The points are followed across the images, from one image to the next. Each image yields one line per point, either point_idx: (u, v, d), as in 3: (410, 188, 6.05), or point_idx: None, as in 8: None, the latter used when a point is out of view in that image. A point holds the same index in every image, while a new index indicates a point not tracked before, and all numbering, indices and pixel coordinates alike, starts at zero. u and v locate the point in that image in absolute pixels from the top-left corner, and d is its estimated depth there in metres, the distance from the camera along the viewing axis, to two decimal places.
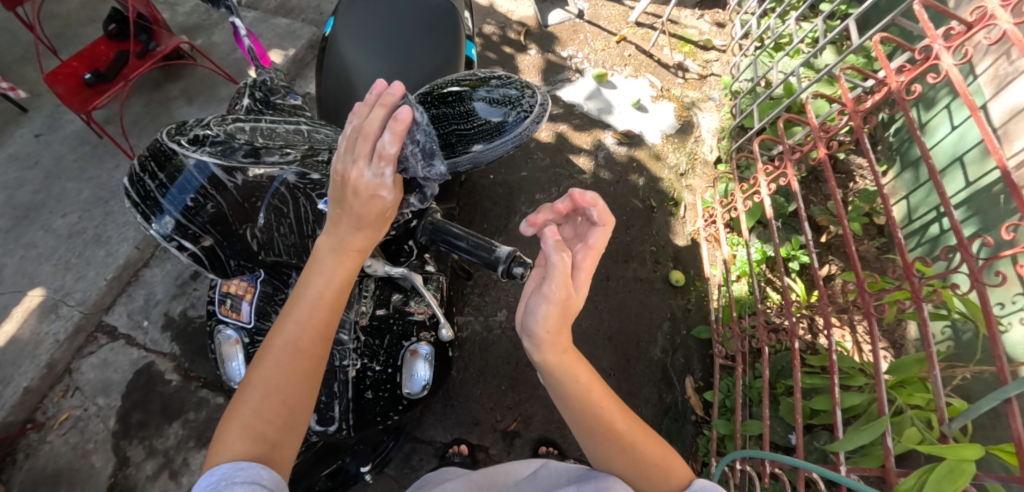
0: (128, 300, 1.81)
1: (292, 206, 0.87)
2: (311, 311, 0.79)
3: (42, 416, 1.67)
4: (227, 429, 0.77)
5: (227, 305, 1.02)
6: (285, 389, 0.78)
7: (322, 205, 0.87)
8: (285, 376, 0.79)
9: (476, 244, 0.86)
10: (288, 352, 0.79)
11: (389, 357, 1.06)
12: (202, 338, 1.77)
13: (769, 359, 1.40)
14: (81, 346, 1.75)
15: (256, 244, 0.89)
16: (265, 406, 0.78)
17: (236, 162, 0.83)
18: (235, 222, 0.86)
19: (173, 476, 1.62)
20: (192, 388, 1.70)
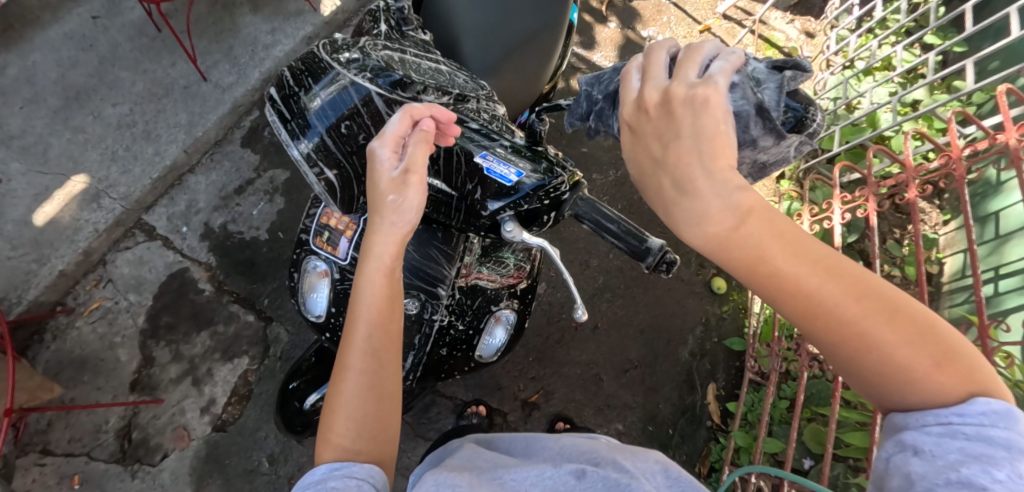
0: (170, 203, 1.80)
1: (443, 153, 0.80)
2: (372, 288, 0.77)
3: (73, 301, 1.69)
4: (338, 417, 0.78)
5: (324, 237, 0.98)
6: (374, 369, 0.78)
7: (480, 158, 0.79)
8: (370, 351, 0.78)
9: (629, 231, 0.79)
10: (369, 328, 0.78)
11: (473, 319, 1.01)
12: (239, 255, 1.75)
13: (801, 388, 1.39)
14: (118, 240, 1.75)
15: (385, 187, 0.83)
16: (369, 385, 0.78)
17: (396, 95, 0.78)
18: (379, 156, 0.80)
19: (195, 383, 1.63)
20: (223, 302, 1.70)
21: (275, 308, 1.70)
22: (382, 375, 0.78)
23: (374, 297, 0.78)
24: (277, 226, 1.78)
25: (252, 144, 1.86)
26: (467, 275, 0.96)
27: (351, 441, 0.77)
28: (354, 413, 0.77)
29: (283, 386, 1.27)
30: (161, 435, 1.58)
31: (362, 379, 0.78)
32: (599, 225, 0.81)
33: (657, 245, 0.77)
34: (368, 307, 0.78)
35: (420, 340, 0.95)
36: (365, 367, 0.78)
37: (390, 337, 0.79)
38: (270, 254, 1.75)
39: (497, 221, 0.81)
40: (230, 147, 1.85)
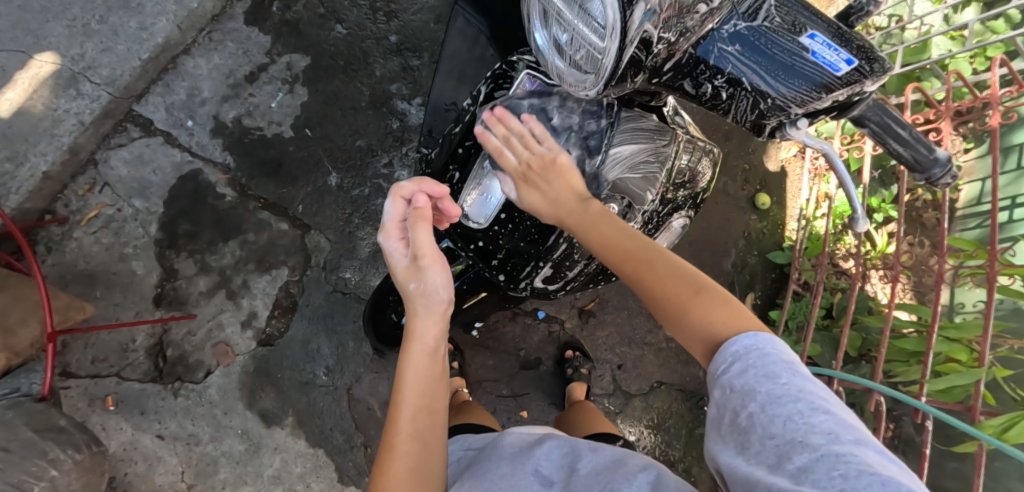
0: (166, 91, 1.54)
1: (756, 54, 0.73)
2: (415, 376, 0.82)
3: (65, 209, 1.46)
4: None
5: (519, 124, 0.90)
6: (418, 445, 0.82)
7: (806, 42, 0.71)
8: (416, 428, 0.82)
9: (915, 137, 0.78)
10: (418, 411, 0.82)
11: (649, 227, 1.02)
12: (261, 154, 1.56)
13: (854, 299, 1.45)
14: (108, 135, 1.50)
15: (675, 65, 0.73)
16: (416, 465, 0.82)
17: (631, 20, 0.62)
18: (685, 23, 0.67)
19: (229, 296, 1.50)
20: (250, 209, 1.54)
21: (311, 215, 1.55)
22: (425, 456, 0.82)
23: (417, 374, 0.82)
24: (300, 122, 1.59)
25: (259, 22, 1.60)
26: (665, 185, 0.97)
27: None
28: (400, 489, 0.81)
29: (381, 292, 1.21)
30: (201, 352, 1.47)
31: (405, 458, 0.81)
32: (887, 129, 0.78)
33: (945, 156, 0.78)
34: (411, 386, 0.82)
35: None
36: (409, 449, 0.81)
37: (429, 410, 0.83)
38: (298, 153, 1.57)
39: (781, 123, 0.79)
40: (231, 24, 1.58)
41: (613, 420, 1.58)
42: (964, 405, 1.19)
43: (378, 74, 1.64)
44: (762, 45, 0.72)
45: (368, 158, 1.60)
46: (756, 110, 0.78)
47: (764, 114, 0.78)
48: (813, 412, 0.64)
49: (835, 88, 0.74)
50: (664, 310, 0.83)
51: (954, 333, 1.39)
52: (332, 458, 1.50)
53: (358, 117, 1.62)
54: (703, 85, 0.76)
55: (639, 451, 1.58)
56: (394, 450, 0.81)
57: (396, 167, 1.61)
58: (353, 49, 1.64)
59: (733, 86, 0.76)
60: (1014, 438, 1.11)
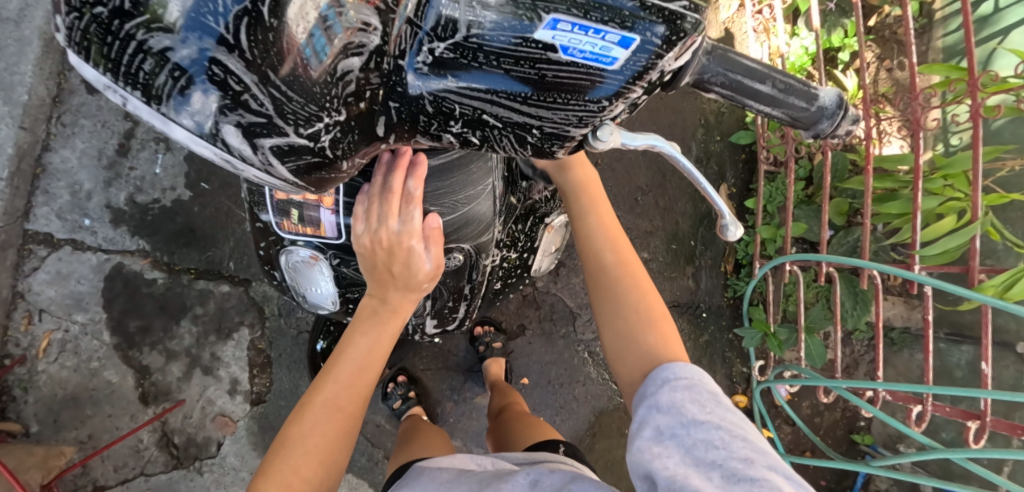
0: (48, 197, 1.45)
1: (485, 75, 0.46)
2: (369, 352, 0.77)
3: (18, 349, 1.45)
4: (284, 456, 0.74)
5: (297, 215, 0.84)
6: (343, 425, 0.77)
7: (548, 33, 0.43)
8: (349, 400, 0.77)
9: (786, 87, 0.55)
10: (355, 378, 0.77)
11: (526, 241, 0.98)
12: (170, 225, 1.47)
13: (829, 166, 1.29)
14: (18, 264, 1.44)
15: (384, 125, 0.51)
16: (325, 441, 0.76)
17: (265, 137, 0.45)
18: (338, 96, 0.45)
19: (207, 372, 1.48)
20: (186, 282, 1.47)
21: (246, 268, 1.49)
22: (348, 426, 0.78)
23: (368, 354, 0.77)
24: (194, 176, 1.47)
25: (102, 87, 1.46)
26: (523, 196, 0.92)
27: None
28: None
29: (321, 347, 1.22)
30: (204, 429, 1.48)
31: (325, 419, 0.76)
32: (740, 89, 0.55)
33: (832, 100, 0.56)
34: (357, 352, 0.77)
35: (472, 287, 0.88)
36: (337, 410, 0.76)
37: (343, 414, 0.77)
38: (205, 211, 1.47)
39: (578, 142, 0.54)
40: (76, 98, 1.45)
41: None
42: (960, 267, 1.08)
43: None
44: (485, 63, 0.45)
45: None
46: (528, 146, 0.53)
47: (541, 146, 0.53)
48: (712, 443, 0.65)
49: (620, 90, 0.47)
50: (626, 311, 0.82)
51: (944, 173, 1.24)
52: (363, 478, 1.49)
53: None
54: (440, 136, 0.53)
55: None
56: (320, 402, 0.76)
57: None
58: None
59: (479, 129, 0.51)
60: (1017, 296, 1.02)
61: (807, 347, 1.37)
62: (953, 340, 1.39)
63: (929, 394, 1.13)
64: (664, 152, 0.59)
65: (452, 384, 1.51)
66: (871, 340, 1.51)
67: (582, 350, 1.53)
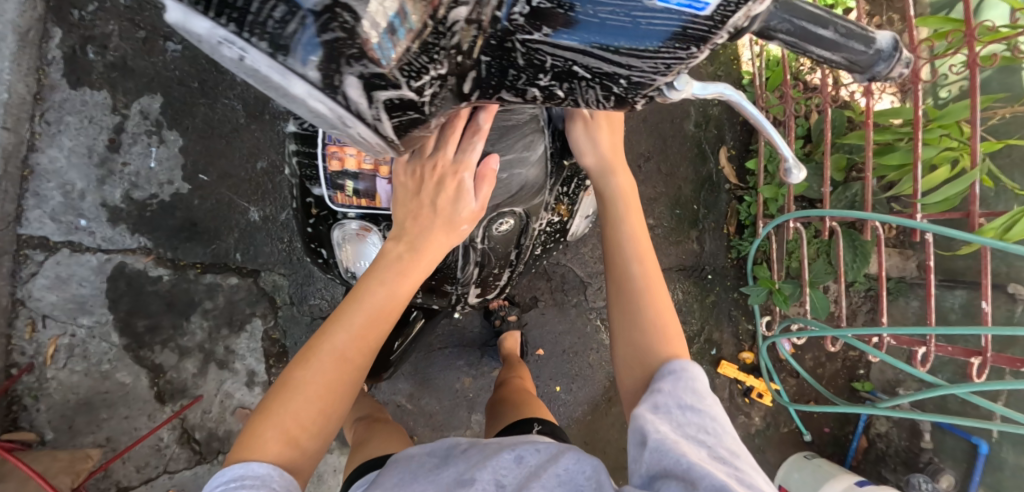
0: (39, 199, 1.40)
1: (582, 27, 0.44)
2: (369, 314, 0.81)
3: (24, 357, 1.41)
4: (279, 408, 0.79)
5: (351, 187, 0.89)
6: (336, 385, 0.80)
7: None
8: (346, 358, 0.80)
9: (848, 32, 0.51)
10: (353, 339, 0.80)
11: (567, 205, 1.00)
12: (171, 220, 1.43)
13: (829, 123, 1.32)
14: (14, 271, 1.40)
15: (472, 80, 0.50)
16: (316, 399, 0.80)
17: (380, 94, 0.46)
18: (445, 49, 0.45)
19: (222, 366, 1.47)
20: (192, 277, 1.44)
21: (253, 259, 1.45)
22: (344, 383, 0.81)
23: (365, 315, 0.81)
24: (191, 169, 1.43)
25: (84, 81, 1.40)
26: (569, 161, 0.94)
27: (270, 457, 0.78)
28: (288, 446, 0.79)
29: None
30: (225, 422, 1.47)
31: (323, 373, 0.80)
32: (804, 36, 0.50)
33: (889, 41, 0.52)
34: (359, 312, 0.81)
35: (518, 252, 0.96)
36: (336, 365, 0.80)
37: (344, 372, 0.81)
38: (206, 204, 1.44)
39: (656, 93, 0.53)
40: (58, 95, 1.39)
41: None
42: (961, 212, 1.12)
43: (241, 79, 1.43)
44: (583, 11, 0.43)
45: (278, 176, 1.45)
46: (612, 97, 0.52)
47: (624, 96, 0.52)
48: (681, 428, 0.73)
49: (710, 36, 0.45)
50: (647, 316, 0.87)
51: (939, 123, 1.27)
52: None
53: (245, 136, 1.44)
54: (525, 90, 0.51)
55: None
56: (320, 353, 0.80)
57: None
58: (197, 64, 1.42)
59: (567, 80, 0.50)
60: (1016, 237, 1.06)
61: (811, 300, 1.41)
62: (948, 284, 1.45)
63: (932, 336, 1.19)
64: (734, 101, 0.57)
65: (470, 360, 1.53)
66: (869, 289, 1.57)
67: (594, 318, 1.56)
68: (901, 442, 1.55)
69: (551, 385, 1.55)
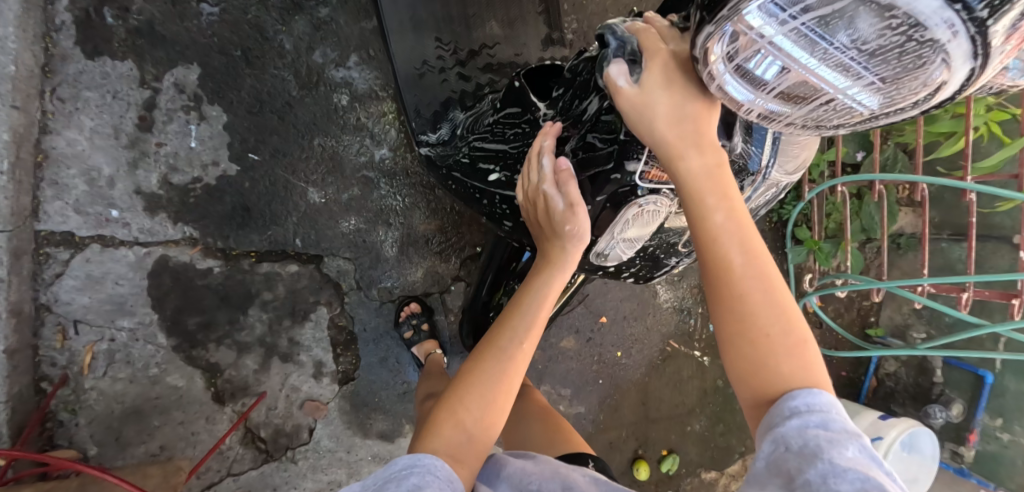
0: (59, 189, 1.22)
1: None
2: (535, 315, 0.85)
3: (57, 368, 1.26)
4: (469, 399, 0.80)
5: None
6: (513, 379, 0.83)
7: None
8: (518, 354, 0.84)
9: None
10: (527, 335, 0.84)
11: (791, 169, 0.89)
12: (219, 207, 1.30)
13: None
14: (38, 272, 1.22)
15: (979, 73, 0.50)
16: (498, 392, 0.81)
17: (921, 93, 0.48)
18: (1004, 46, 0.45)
19: (285, 359, 1.38)
20: (247, 267, 1.33)
21: (315, 244, 1.36)
22: (515, 374, 0.83)
23: (535, 316, 0.85)
24: (238, 148, 1.29)
25: (104, 49, 1.21)
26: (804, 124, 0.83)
27: (442, 447, 0.76)
28: (461, 431, 0.78)
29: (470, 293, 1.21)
30: (293, 417, 1.40)
31: (502, 362, 0.82)
32: None
33: None
34: (528, 310, 0.85)
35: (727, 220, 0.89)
36: (514, 359, 0.83)
37: (514, 370, 0.83)
38: (257, 187, 1.31)
39: None
40: (72, 67, 1.20)
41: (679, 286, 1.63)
42: (1012, 175, 1.28)
43: (289, 47, 1.29)
44: None
45: (337, 154, 1.34)
46: None
47: None
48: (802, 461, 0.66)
49: None
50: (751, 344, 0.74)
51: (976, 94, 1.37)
52: None
53: (299, 110, 1.32)
54: None
55: None
56: (501, 347, 0.83)
57: (372, 149, 1.36)
58: (239, 29, 1.26)
59: None
60: None
61: (852, 258, 1.52)
62: None
63: (973, 285, 1.32)
64: None
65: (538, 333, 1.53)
66: None
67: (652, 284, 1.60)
68: (909, 379, 1.64)
69: (613, 352, 1.58)
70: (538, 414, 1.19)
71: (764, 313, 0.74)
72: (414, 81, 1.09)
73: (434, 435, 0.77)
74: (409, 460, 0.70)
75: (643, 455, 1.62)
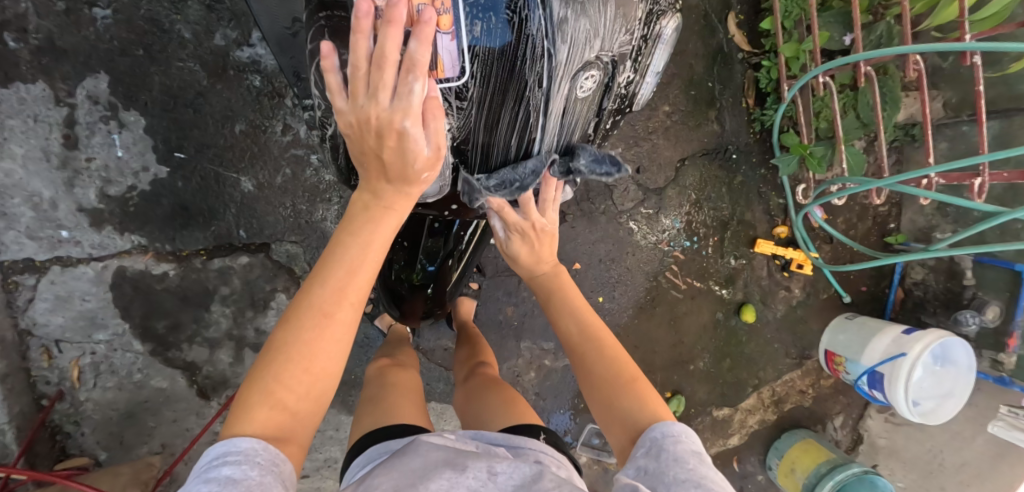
0: (9, 219, 1.26)
1: None
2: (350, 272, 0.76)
3: (50, 385, 1.33)
4: (274, 366, 0.74)
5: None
6: (330, 346, 0.76)
7: None
8: (336, 315, 0.75)
9: None
10: (343, 292, 0.76)
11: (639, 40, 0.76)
12: (159, 211, 1.32)
13: None
14: (10, 300, 1.28)
15: None
16: (313, 361, 0.75)
17: None
18: None
19: (257, 348, 1.42)
20: (200, 266, 1.36)
21: (259, 232, 1.37)
22: (331, 345, 0.76)
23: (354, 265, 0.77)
24: (164, 149, 1.30)
25: (14, 75, 1.21)
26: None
27: (257, 428, 0.72)
28: (280, 412, 0.74)
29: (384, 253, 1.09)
30: None
31: (312, 330, 0.74)
32: None
33: None
34: (337, 263, 0.76)
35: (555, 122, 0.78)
36: (329, 322, 0.75)
37: (334, 338, 0.76)
38: (191, 185, 1.32)
39: None
40: None
41: (658, 220, 1.48)
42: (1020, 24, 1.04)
43: (189, 36, 1.27)
44: None
45: (261, 137, 1.34)
46: None
47: None
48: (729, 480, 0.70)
49: None
50: (606, 388, 0.90)
51: None
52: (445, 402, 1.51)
53: (212, 99, 1.31)
54: None
55: (697, 231, 1.50)
56: (312, 311, 0.75)
57: (294, 126, 1.34)
58: (135, 27, 1.24)
59: None
60: None
61: (848, 158, 1.32)
62: None
63: (986, 165, 1.12)
64: None
65: (507, 289, 1.49)
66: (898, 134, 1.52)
67: (625, 221, 1.47)
68: (938, 286, 1.47)
69: (596, 297, 1.48)
70: (490, 386, 1.17)
71: (601, 368, 0.92)
72: (288, 40, 0.90)
73: (242, 417, 0.73)
74: (222, 453, 0.69)
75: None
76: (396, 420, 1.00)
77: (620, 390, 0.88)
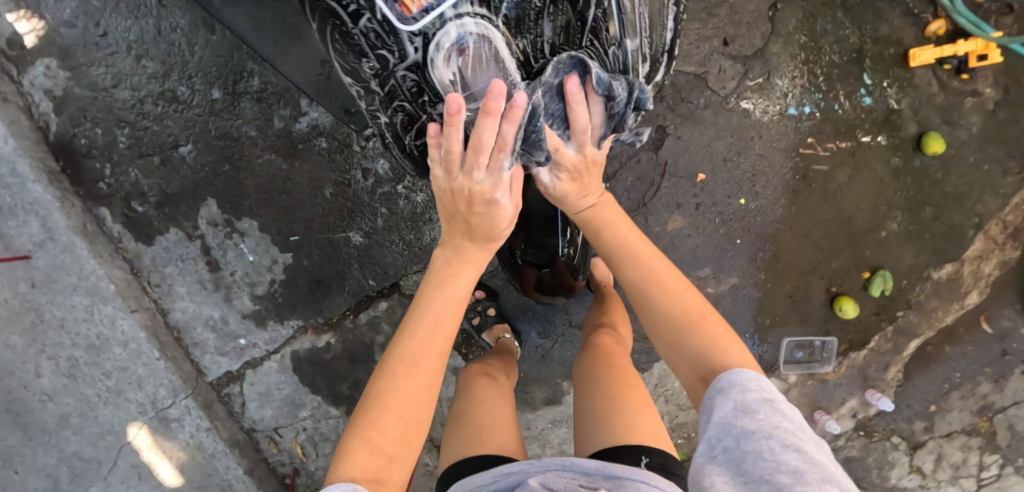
0: (200, 345, 1.46)
1: None
2: (435, 320, 0.84)
3: (286, 466, 1.52)
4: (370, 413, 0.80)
5: None
6: (422, 389, 0.81)
7: None
8: (425, 359, 0.82)
9: None
10: (429, 334, 0.83)
11: None
12: (301, 291, 1.45)
13: None
14: (229, 409, 1.48)
15: None
16: (405, 403, 0.80)
17: None
18: None
19: None
20: (351, 325, 1.47)
21: (385, 276, 1.45)
22: (426, 387, 0.82)
23: (440, 316, 0.84)
24: (282, 238, 1.43)
25: (154, 231, 1.42)
26: None
27: (357, 472, 0.77)
28: (380, 455, 0.78)
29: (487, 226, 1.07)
30: None
31: (402, 377, 0.81)
32: None
33: None
34: (426, 313, 0.85)
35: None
36: (416, 369, 0.82)
37: (422, 383, 0.82)
38: (314, 258, 1.44)
39: None
40: (146, 257, 1.43)
41: (772, 86, 1.44)
42: None
43: (255, 132, 1.38)
44: None
45: (349, 191, 1.41)
46: None
47: None
48: (784, 450, 0.67)
49: None
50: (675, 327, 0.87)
51: None
52: None
53: (300, 176, 1.41)
54: None
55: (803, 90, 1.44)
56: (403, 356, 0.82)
57: (371, 168, 1.39)
58: (216, 148, 1.39)
59: None
60: None
61: None
62: None
63: None
64: None
65: (637, 231, 1.48)
66: None
67: None
68: None
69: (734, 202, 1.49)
70: (600, 381, 1.01)
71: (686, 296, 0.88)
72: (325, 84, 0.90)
73: (343, 462, 0.78)
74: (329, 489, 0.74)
75: (842, 291, 1.53)
76: (484, 452, 0.90)
77: (684, 325, 0.86)
